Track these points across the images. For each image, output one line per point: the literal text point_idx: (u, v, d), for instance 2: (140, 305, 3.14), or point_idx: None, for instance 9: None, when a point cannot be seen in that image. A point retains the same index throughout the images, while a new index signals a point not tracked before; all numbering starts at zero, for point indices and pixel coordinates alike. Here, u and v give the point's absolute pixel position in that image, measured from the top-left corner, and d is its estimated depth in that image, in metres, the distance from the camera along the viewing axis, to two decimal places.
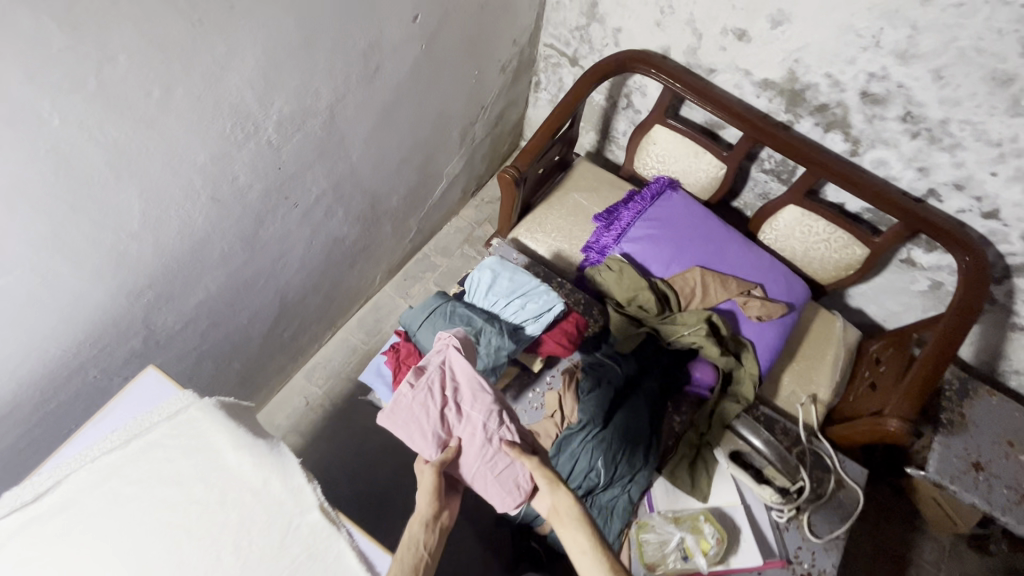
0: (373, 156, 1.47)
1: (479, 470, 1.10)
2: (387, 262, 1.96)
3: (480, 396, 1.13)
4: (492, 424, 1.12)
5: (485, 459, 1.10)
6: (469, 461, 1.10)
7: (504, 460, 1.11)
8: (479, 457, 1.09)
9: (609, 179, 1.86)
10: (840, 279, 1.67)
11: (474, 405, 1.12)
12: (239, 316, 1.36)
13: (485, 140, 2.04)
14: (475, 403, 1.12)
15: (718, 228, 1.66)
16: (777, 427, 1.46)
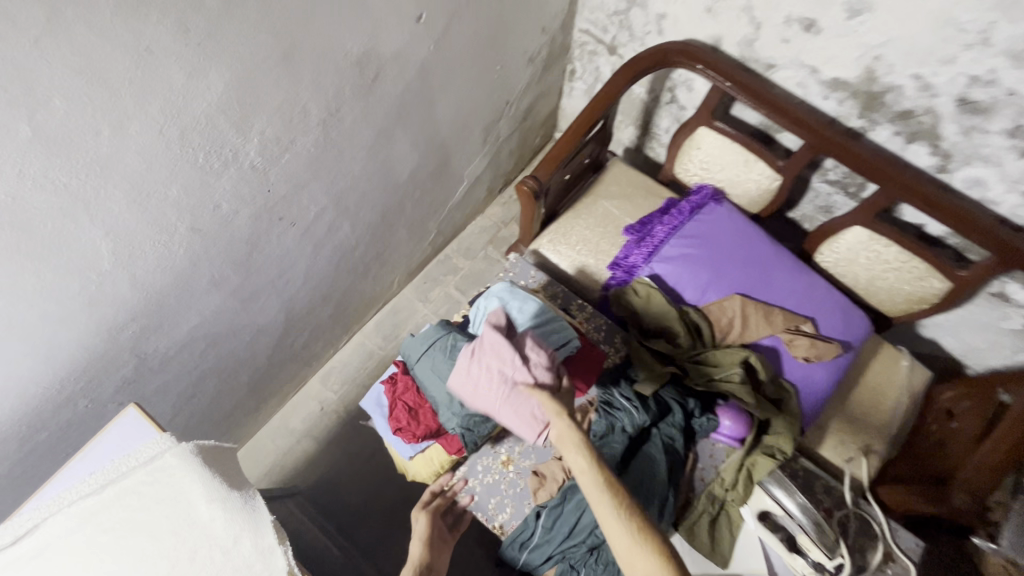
0: (381, 165, 1.37)
1: (504, 414, 1.08)
2: (405, 266, 1.88)
3: (499, 343, 1.10)
4: (511, 366, 1.08)
5: (505, 401, 1.07)
6: (494, 404, 1.08)
7: (527, 400, 1.07)
8: (499, 400, 1.07)
9: (644, 185, 1.67)
10: (911, 312, 1.43)
11: (493, 352, 1.10)
12: (241, 334, 1.32)
13: (512, 136, 1.89)
14: (491, 351, 1.09)
15: (768, 249, 1.46)
16: (817, 483, 1.30)
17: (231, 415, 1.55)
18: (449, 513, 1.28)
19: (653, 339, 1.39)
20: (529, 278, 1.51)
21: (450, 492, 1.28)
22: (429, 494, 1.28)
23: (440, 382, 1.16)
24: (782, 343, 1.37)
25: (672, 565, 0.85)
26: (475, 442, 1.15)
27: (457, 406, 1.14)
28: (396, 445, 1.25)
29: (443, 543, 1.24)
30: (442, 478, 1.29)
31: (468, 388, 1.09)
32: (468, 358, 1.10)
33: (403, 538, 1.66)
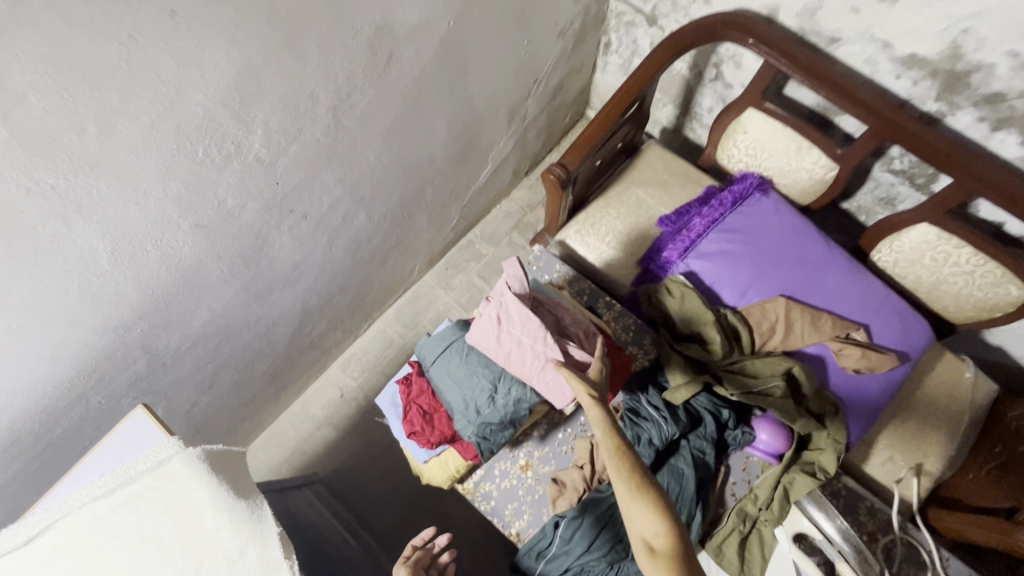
0: (398, 151, 1.28)
1: (539, 385, 1.08)
2: (426, 252, 1.82)
3: (534, 318, 1.07)
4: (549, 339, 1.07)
5: (543, 374, 1.07)
6: (532, 373, 1.07)
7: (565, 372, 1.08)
8: (538, 374, 1.07)
9: (682, 171, 1.54)
10: (981, 320, 1.28)
11: (529, 324, 1.07)
12: (255, 327, 1.30)
13: (540, 116, 1.77)
14: (529, 323, 1.07)
15: (819, 247, 1.33)
16: (861, 505, 1.20)
17: (250, 403, 1.55)
18: (430, 569, 1.07)
19: (683, 343, 1.28)
20: (553, 272, 1.42)
21: (434, 543, 1.08)
22: (410, 547, 1.08)
23: (456, 387, 1.10)
24: (829, 351, 1.25)
25: (668, 523, 0.87)
26: (492, 450, 1.10)
27: (473, 412, 1.08)
28: (410, 448, 1.22)
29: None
30: (425, 529, 1.10)
31: (506, 356, 1.07)
32: (503, 330, 1.07)
33: (420, 530, 1.65)
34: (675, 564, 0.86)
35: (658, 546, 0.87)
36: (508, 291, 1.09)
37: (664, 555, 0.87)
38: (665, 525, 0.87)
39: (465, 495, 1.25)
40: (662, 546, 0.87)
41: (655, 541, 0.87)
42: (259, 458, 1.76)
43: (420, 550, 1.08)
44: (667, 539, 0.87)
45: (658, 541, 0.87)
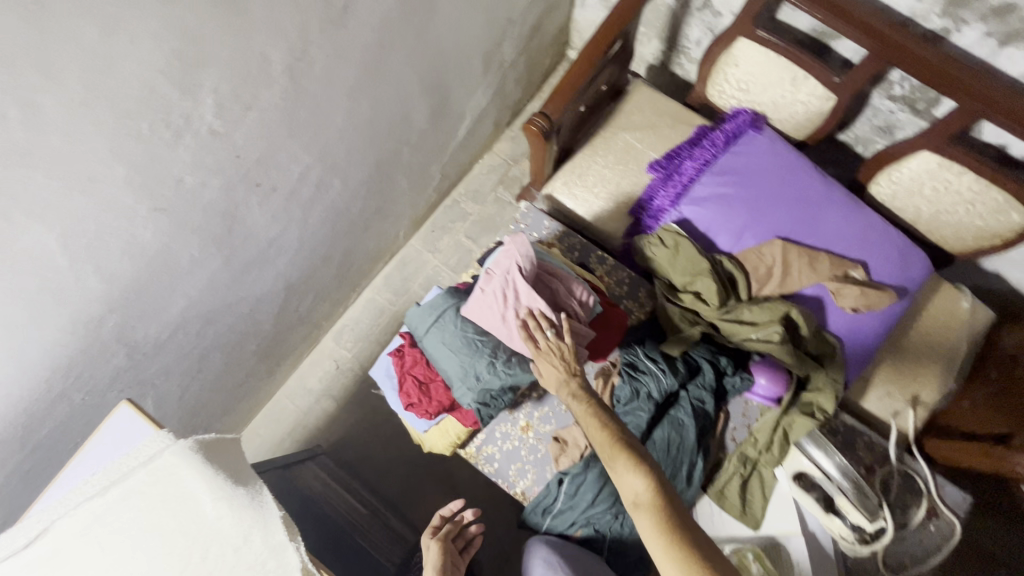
0: (368, 111, 1.20)
1: None
2: (409, 216, 1.76)
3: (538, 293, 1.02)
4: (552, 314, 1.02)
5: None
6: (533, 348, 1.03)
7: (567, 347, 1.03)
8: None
9: (670, 112, 1.46)
10: (981, 249, 1.26)
11: (533, 300, 1.02)
12: (238, 309, 1.25)
13: (518, 61, 1.67)
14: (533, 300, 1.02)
15: (816, 184, 1.28)
16: (859, 441, 1.22)
17: (244, 382, 1.53)
18: (459, 538, 1.17)
19: (679, 294, 1.24)
20: (542, 229, 1.36)
21: (461, 516, 1.17)
22: (440, 518, 1.17)
23: (452, 355, 1.06)
24: (827, 292, 1.22)
25: (648, 474, 0.84)
26: (491, 417, 1.08)
27: (472, 379, 1.05)
28: (408, 419, 1.19)
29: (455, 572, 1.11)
30: (453, 502, 1.18)
31: (509, 332, 1.03)
32: (508, 305, 1.03)
33: (429, 492, 1.67)
34: (661, 517, 0.81)
35: (643, 501, 0.83)
36: (512, 264, 1.03)
37: (648, 509, 0.82)
38: (646, 476, 0.84)
39: (468, 459, 1.26)
40: (647, 499, 0.83)
41: (638, 496, 0.84)
42: (261, 434, 1.76)
43: (449, 520, 1.17)
44: (650, 492, 0.83)
45: (642, 497, 0.84)
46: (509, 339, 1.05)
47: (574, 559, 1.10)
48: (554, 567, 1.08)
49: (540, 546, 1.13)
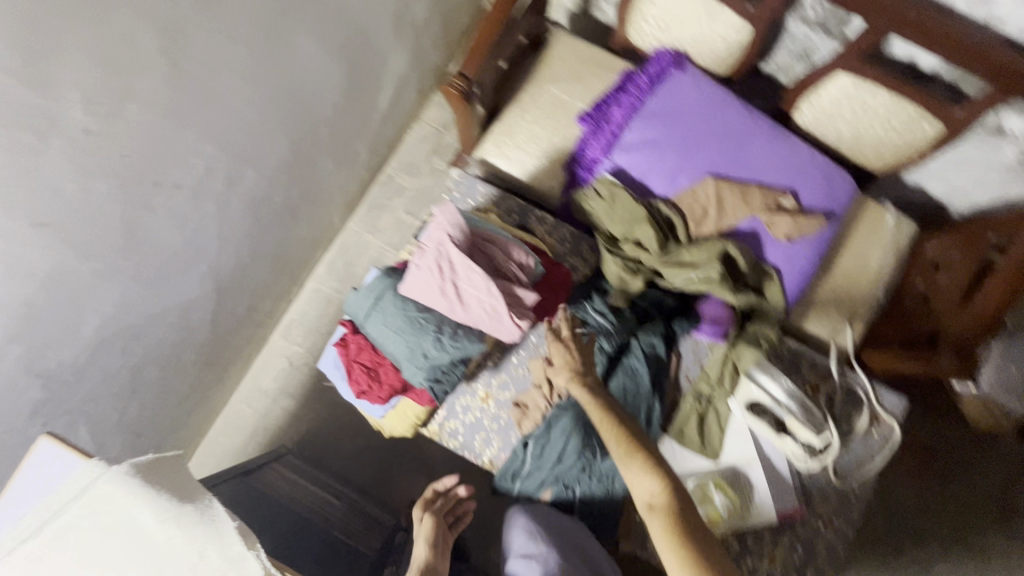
0: (270, 91, 1.11)
1: (488, 329, 1.02)
2: (341, 198, 1.67)
3: (472, 261, 0.99)
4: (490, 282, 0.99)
5: (491, 317, 1.01)
6: (477, 319, 1.01)
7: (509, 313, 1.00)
8: (485, 317, 1.01)
9: (593, 59, 1.42)
10: (900, 164, 1.30)
11: (469, 270, 0.99)
12: (165, 319, 1.18)
13: (431, 21, 1.58)
14: (469, 269, 0.99)
15: (741, 118, 1.28)
16: (803, 362, 1.27)
17: (190, 393, 1.46)
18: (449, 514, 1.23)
19: (620, 244, 1.24)
20: (477, 196, 1.32)
21: (455, 491, 1.25)
22: (433, 492, 1.24)
23: (396, 337, 1.04)
24: (761, 225, 1.24)
25: (664, 479, 0.91)
26: (446, 393, 1.07)
27: (420, 357, 1.03)
28: (363, 406, 1.17)
29: (446, 544, 1.16)
30: (447, 479, 1.26)
31: (450, 305, 1.01)
32: (445, 278, 1.00)
33: (403, 475, 1.66)
34: (673, 519, 0.88)
35: (657, 504, 0.90)
36: (443, 235, 1.00)
37: (661, 511, 0.89)
38: (661, 482, 0.91)
39: (432, 437, 1.26)
40: (661, 502, 0.90)
41: (653, 500, 0.90)
42: (221, 443, 1.70)
43: (442, 496, 1.25)
44: (664, 495, 0.90)
45: (656, 500, 0.91)
46: (451, 313, 1.02)
47: (555, 528, 1.12)
48: (534, 535, 1.10)
49: (521, 516, 1.15)
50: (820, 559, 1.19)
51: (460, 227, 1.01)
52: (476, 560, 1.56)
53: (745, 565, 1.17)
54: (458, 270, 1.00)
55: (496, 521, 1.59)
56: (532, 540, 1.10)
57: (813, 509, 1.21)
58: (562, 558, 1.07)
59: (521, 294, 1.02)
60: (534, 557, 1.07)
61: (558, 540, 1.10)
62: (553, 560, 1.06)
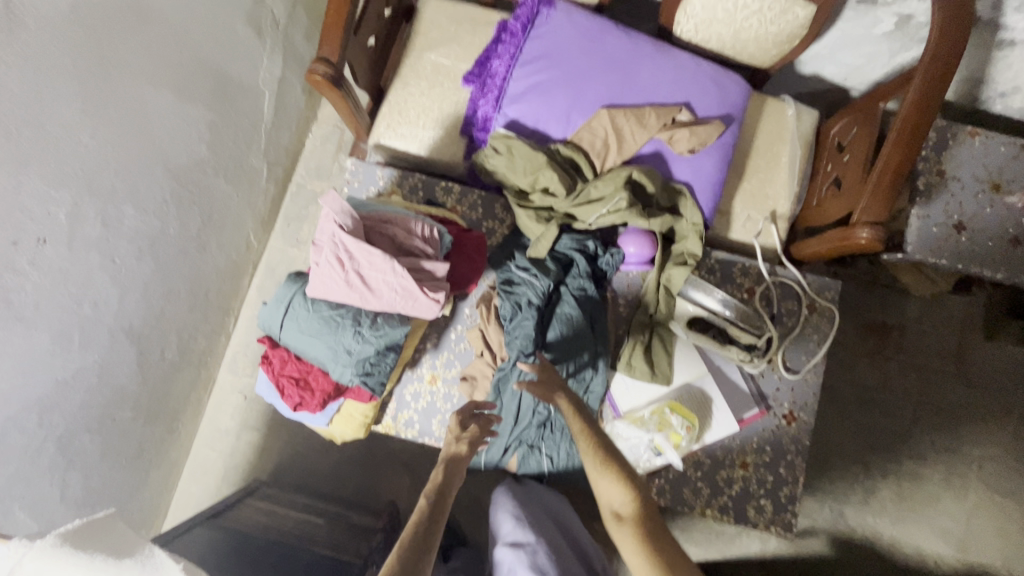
0: (120, 118, 1.04)
1: (406, 310, 1.00)
2: (253, 217, 1.61)
3: (371, 247, 0.95)
4: (394, 263, 0.96)
5: (404, 297, 0.98)
6: (391, 303, 0.98)
7: (421, 290, 0.98)
8: (399, 299, 0.98)
9: (465, 17, 1.38)
10: (784, 56, 1.30)
11: (370, 256, 0.96)
12: (81, 382, 1.12)
13: (295, 16, 1.51)
14: (370, 256, 0.96)
15: (621, 42, 1.26)
16: (735, 269, 1.27)
17: (142, 451, 1.41)
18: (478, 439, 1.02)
19: (529, 196, 1.22)
20: (377, 181, 1.28)
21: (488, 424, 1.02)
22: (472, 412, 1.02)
23: (316, 340, 1.01)
24: (664, 144, 1.24)
25: (634, 491, 0.93)
26: (382, 384, 1.04)
27: (344, 355, 1.00)
28: (305, 418, 1.14)
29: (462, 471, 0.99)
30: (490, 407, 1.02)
31: (360, 296, 0.97)
32: (347, 271, 0.96)
33: (385, 477, 1.64)
34: (640, 527, 0.92)
35: (625, 513, 0.93)
36: (334, 229, 0.96)
37: (630, 520, 0.92)
38: (631, 494, 0.93)
39: (389, 433, 1.22)
40: (630, 512, 0.93)
41: (623, 510, 0.93)
42: (195, 493, 1.65)
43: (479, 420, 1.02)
44: (633, 506, 0.93)
45: (625, 509, 0.93)
46: (364, 303, 0.98)
47: (544, 519, 1.10)
48: (522, 521, 1.07)
49: (508, 498, 1.13)
50: (790, 453, 1.20)
51: (350, 215, 0.97)
52: (476, 542, 1.55)
53: (719, 475, 1.19)
54: (359, 261, 0.96)
55: (486, 499, 1.58)
56: (521, 528, 1.06)
57: (772, 405, 1.22)
58: (551, 551, 1.03)
59: (429, 268, 1.00)
60: (523, 547, 1.03)
61: (546, 531, 1.08)
62: (542, 552, 1.02)
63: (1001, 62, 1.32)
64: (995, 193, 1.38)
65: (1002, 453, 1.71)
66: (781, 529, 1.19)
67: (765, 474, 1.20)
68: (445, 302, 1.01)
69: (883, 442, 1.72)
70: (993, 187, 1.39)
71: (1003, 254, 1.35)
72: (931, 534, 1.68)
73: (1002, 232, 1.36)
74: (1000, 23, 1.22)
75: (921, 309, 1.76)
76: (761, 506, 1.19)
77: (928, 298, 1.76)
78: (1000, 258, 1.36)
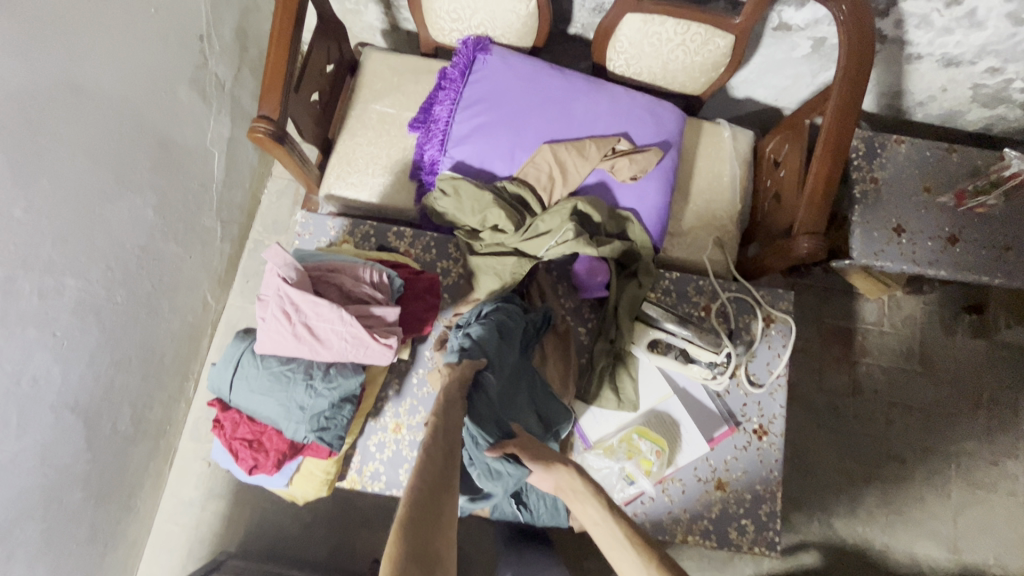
0: (58, 191, 1.03)
1: (360, 358, 0.98)
2: (208, 276, 1.58)
3: (318, 298, 0.95)
4: (342, 314, 0.95)
5: (355, 346, 0.96)
6: (341, 353, 0.96)
7: (372, 338, 0.96)
8: (349, 348, 0.96)
9: (408, 68, 1.42)
10: (713, 84, 1.37)
11: (317, 308, 0.95)
12: (21, 466, 1.06)
13: (241, 79, 1.54)
14: (317, 308, 0.95)
15: (557, 81, 1.31)
16: (689, 288, 1.29)
17: (97, 534, 1.32)
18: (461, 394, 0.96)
19: (480, 235, 1.23)
20: (328, 232, 1.28)
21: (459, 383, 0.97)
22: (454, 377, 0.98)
23: (267, 399, 0.98)
24: (607, 173, 1.27)
25: None
26: (339, 437, 1.01)
27: (297, 411, 0.97)
28: (263, 481, 1.10)
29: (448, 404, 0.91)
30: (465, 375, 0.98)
31: (310, 349, 0.95)
32: (295, 324, 0.94)
33: (361, 536, 1.57)
34: None
35: None
36: (279, 283, 0.95)
37: None
38: None
39: (355, 488, 1.17)
40: None
41: None
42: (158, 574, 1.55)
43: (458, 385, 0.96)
44: None
45: None
46: (315, 355, 0.96)
47: None
48: None
49: None
50: (765, 469, 1.19)
51: (296, 268, 0.96)
52: None
53: (696, 500, 1.17)
54: (307, 314, 0.95)
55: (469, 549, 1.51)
56: None
57: (740, 421, 1.21)
58: None
59: (379, 314, 0.99)
60: None
61: None
62: None
63: (914, 74, 1.41)
64: (928, 195, 1.45)
65: (978, 446, 1.72)
66: (765, 549, 1.16)
67: (742, 494, 1.18)
68: (398, 348, 0.99)
69: (861, 447, 1.72)
70: (926, 190, 1.45)
71: (943, 252, 1.41)
72: (922, 539, 1.66)
73: (938, 231, 1.42)
74: (905, 39, 1.30)
75: (880, 311, 1.80)
76: (743, 527, 1.16)
77: (884, 300, 1.80)
78: (942, 255, 1.41)
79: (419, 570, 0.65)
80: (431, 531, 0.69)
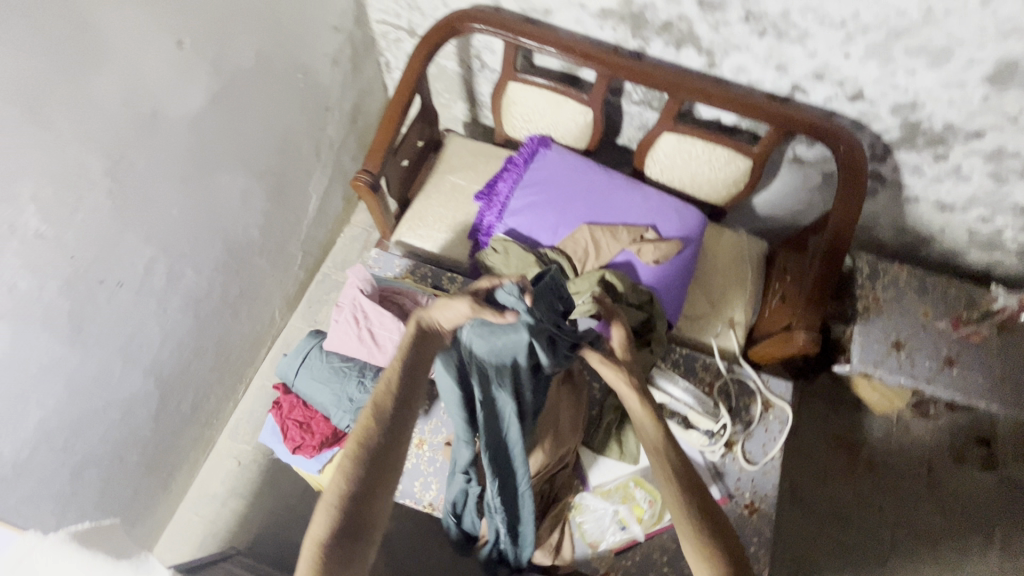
0: (203, 203, 1.33)
1: None
2: (281, 295, 1.84)
3: (385, 309, 1.17)
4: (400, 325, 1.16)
5: None
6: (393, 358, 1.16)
7: None
8: None
9: (482, 152, 1.74)
10: (734, 197, 1.62)
11: (381, 317, 1.17)
12: (108, 415, 1.26)
13: (347, 143, 1.90)
14: (382, 317, 1.17)
15: (601, 176, 1.58)
16: (697, 364, 1.45)
17: (134, 501, 1.46)
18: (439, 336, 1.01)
19: None
20: (394, 268, 1.53)
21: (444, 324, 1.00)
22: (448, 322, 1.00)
23: (324, 387, 1.17)
24: (633, 255, 1.48)
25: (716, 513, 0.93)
26: None
27: (346, 402, 1.15)
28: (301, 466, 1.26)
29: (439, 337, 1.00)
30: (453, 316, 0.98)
31: (370, 350, 1.16)
32: (362, 327, 1.16)
33: None
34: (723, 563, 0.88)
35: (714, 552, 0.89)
36: (357, 293, 1.19)
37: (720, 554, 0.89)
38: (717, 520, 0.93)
39: None
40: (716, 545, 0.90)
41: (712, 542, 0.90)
42: (167, 561, 1.64)
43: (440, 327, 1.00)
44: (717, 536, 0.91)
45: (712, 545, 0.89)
46: (372, 357, 1.17)
47: None
48: None
49: None
50: (753, 544, 1.25)
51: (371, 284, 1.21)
52: None
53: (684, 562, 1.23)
54: (372, 321, 1.17)
55: None
56: None
57: (733, 494, 1.30)
58: None
59: None
60: None
61: None
62: None
63: (915, 212, 1.62)
64: (927, 319, 1.58)
65: None
66: None
67: None
68: None
69: (864, 565, 1.70)
70: (924, 315, 1.59)
71: (939, 371, 1.52)
72: None
73: (937, 353, 1.54)
74: (902, 182, 1.53)
75: (887, 429, 1.86)
76: None
77: (892, 418, 1.86)
78: (939, 375, 1.52)
79: (346, 538, 0.84)
80: (359, 505, 0.87)
